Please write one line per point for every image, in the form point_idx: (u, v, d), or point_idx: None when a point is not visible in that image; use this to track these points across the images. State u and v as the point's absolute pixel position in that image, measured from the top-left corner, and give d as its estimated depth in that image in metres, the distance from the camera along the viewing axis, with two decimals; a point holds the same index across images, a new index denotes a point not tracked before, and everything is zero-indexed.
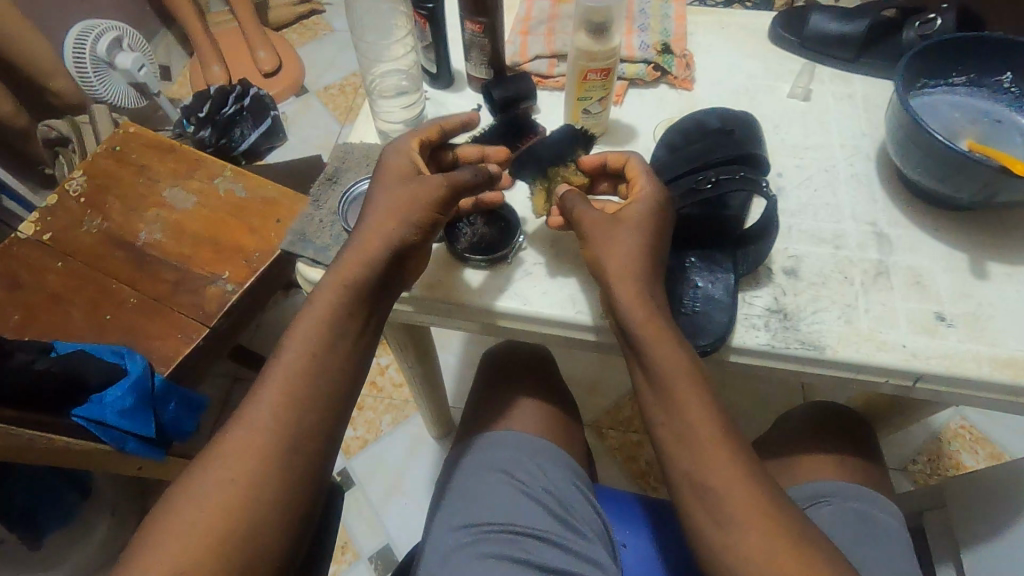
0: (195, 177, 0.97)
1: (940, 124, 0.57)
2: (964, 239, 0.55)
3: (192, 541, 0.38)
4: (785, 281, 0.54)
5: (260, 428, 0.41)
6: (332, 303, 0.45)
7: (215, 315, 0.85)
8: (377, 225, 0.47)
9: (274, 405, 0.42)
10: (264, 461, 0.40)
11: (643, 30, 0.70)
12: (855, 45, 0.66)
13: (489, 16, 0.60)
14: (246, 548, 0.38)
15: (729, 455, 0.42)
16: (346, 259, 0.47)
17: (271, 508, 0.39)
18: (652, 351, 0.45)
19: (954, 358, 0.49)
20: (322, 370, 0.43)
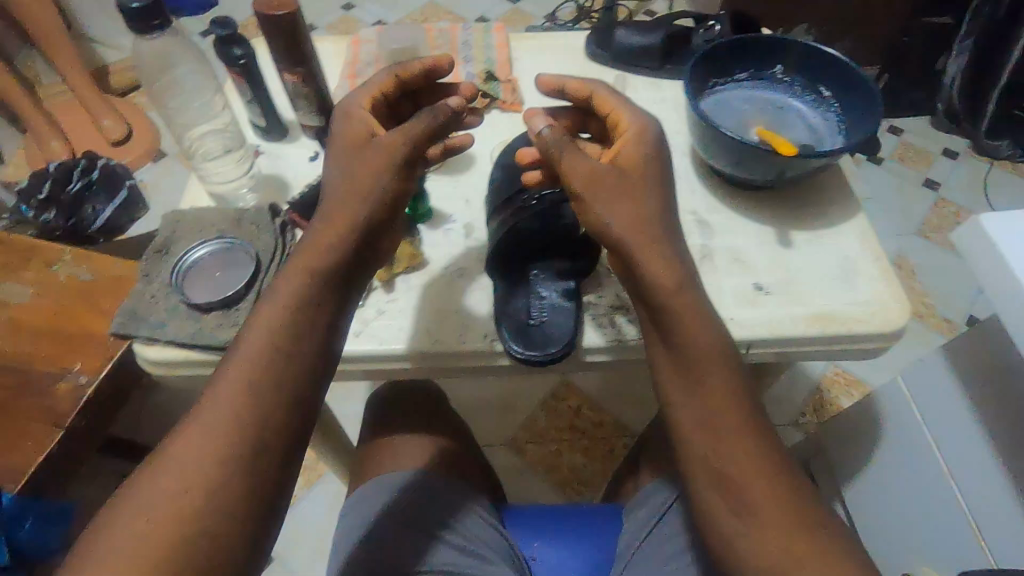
0: (30, 266, 0.89)
1: (731, 117, 0.64)
2: (770, 215, 0.61)
3: (139, 544, 0.34)
4: None
5: (218, 422, 0.37)
6: (299, 292, 0.42)
7: (70, 412, 0.77)
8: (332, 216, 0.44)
9: (235, 398, 0.38)
10: (210, 487, 0.36)
11: (468, 61, 0.74)
12: (658, 53, 0.72)
13: (306, 65, 0.60)
14: (200, 556, 0.34)
15: (739, 412, 0.42)
16: (300, 255, 0.43)
17: (228, 512, 0.36)
18: (676, 316, 0.44)
19: (774, 323, 0.54)
20: (276, 385, 0.39)
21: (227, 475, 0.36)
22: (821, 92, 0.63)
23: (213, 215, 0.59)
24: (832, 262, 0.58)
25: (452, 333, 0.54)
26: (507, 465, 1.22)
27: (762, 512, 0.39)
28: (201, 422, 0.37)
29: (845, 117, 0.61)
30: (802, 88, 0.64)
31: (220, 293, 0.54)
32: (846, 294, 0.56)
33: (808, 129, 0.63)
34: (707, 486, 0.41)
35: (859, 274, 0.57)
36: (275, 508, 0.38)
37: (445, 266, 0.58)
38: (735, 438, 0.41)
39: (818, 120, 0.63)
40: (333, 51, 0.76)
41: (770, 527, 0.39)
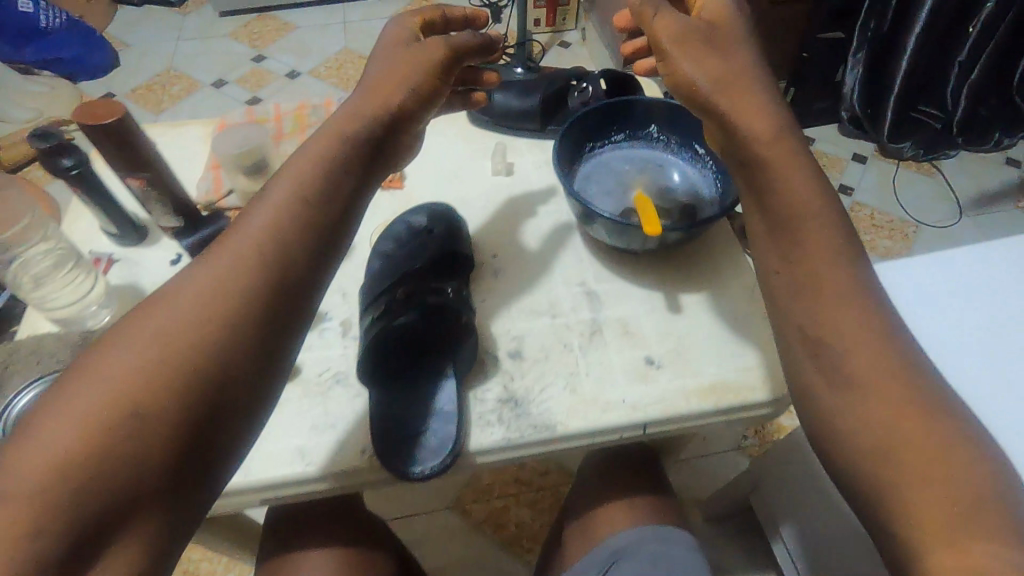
0: None
1: (611, 182, 0.62)
2: (658, 280, 0.60)
3: (116, 394, 0.30)
4: (511, 365, 0.54)
5: (225, 272, 0.35)
6: (328, 154, 0.42)
7: None
8: (305, 175, 0.41)
9: (249, 248, 0.37)
10: (119, 453, 0.29)
11: None
12: (537, 117, 0.71)
13: (150, 170, 0.56)
14: (180, 417, 0.32)
15: (841, 270, 0.41)
16: (266, 205, 0.39)
17: (218, 373, 0.33)
18: (775, 169, 0.44)
19: (666, 399, 0.52)
20: (239, 308, 0.35)
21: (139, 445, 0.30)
22: (696, 148, 0.62)
23: (53, 343, 0.53)
24: (721, 325, 0.57)
25: (328, 451, 0.50)
26: (451, 529, 1.16)
27: (871, 373, 0.37)
28: (121, 368, 0.31)
29: (720, 172, 0.60)
30: (678, 145, 0.64)
31: None
32: (738, 358, 0.54)
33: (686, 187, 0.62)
34: (809, 357, 0.40)
35: (748, 335, 0.56)
36: (260, 386, 0.35)
37: (319, 373, 0.54)
38: (843, 303, 0.40)
39: (697, 176, 0.62)
40: (199, 137, 0.72)
41: (874, 400, 0.37)
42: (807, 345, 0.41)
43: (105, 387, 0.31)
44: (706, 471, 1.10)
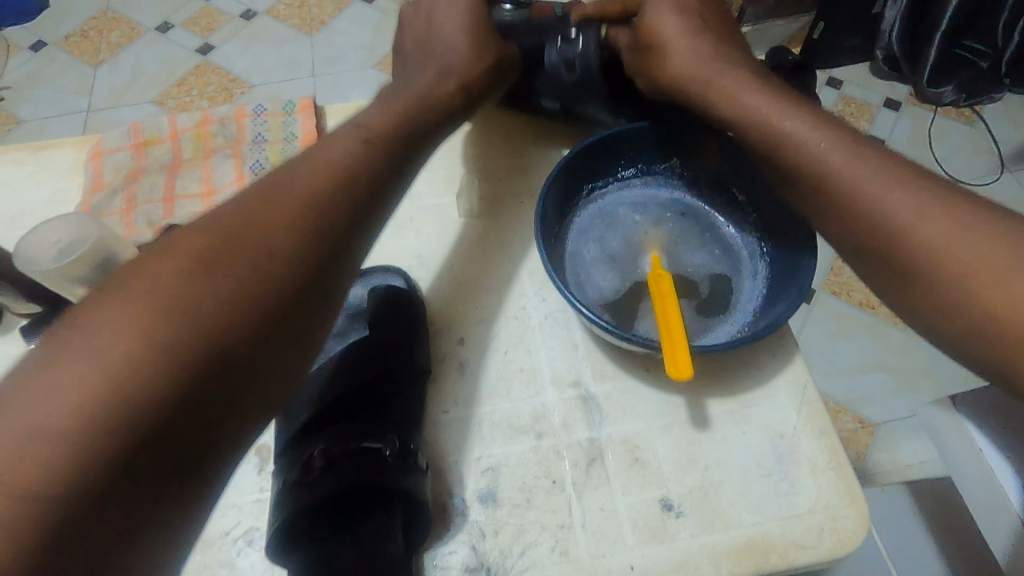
0: None
1: (614, 240, 0.46)
2: (676, 379, 0.45)
3: (134, 343, 0.27)
4: (481, 515, 0.41)
5: (250, 232, 0.33)
6: (379, 124, 0.41)
7: None
8: (332, 157, 0.38)
9: (283, 204, 0.34)
10: (102, 454, 0.25)
11: (257, 171, 0.54)
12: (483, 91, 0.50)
13: None
14: (194, 375, 0.28)
15: (890, 177, 0.35)
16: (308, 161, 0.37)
17: (234, 338, 0.30)
18: (720, 105, 0.43)
19: (689, 565, 0.39)
20: (267, 267, 0.32)
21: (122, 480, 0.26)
22: (734, 195, 0.46)
23: None
24: (761, 448, 0.43)
25: None
26: None
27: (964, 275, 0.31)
28: (86, 372, 0.26)
29: (765, 235, 0.45)
30: (708, 187, 0.47)
31: None
32: (784, 501, 0.41)
33: (717, 252, 0.46)
34: (892, 289, 0.35)
35: (798, 462, 0.42)
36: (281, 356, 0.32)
37: (225, 531, 0.40)
38: (922, 198, 0.34)
39: (733, 235, 0.46)
40: None
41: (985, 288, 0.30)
42: (893, 284, 0.35)
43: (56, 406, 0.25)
44: None
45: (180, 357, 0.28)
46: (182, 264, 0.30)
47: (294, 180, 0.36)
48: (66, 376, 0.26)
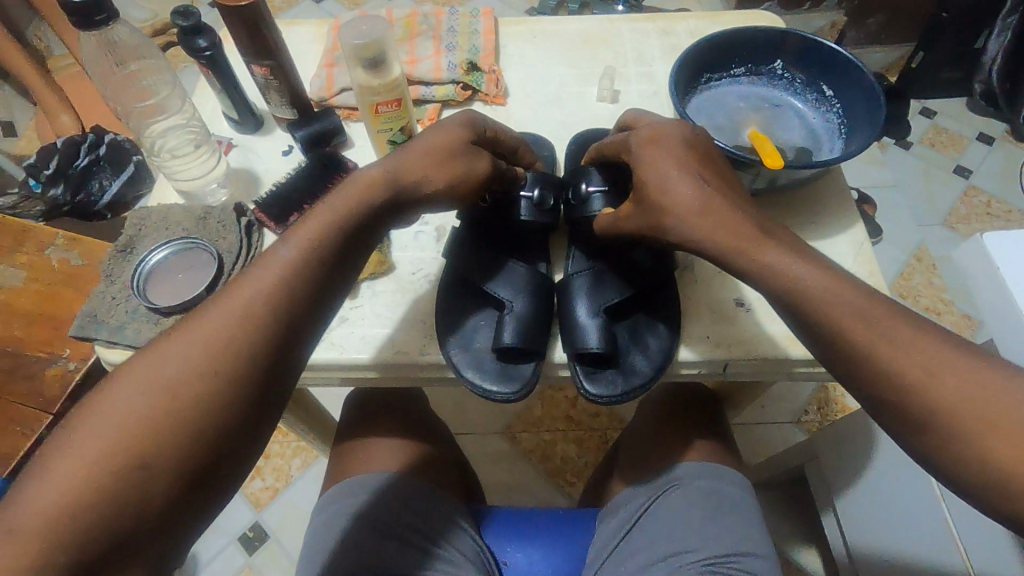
0: (22, 249, 0.89)
1: (724, 116, 0.59)
2: None
3: (165, 391, 0.36)
4: (474, 325, 0.53)
5: (251, 300, 0.39)
6: (367, 193, 0.44)
7: (58, 399, 0.80)
8: (312, 242, 0.41)
9: (276, 283, 0.39)
10: (132, 498, 0.34)
11: (451, 48, 0.69)
12: None
13: (274, 58, 0.58)
14: (202, 424, 0.36)
15: (854, 298, 0.39)
16: (302, 233, 0.41)
17: (235, 392, 0.37)
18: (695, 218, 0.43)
19: (750, 342, 0.52)
20: (256, 336, 0.38)
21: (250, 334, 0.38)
22: (823, 89, 0.58)
23: (180, 214, 0.58)
24: None
25: (415, 342, 0.53)
26: (497, 452, 1.19)
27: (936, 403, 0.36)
28: (123, 424, 0.34)
29: (847, 120, 0.57)
30: (803, 85, 0.59)
31: (182, 296, 0.53)
32: None
33: (805, 133, 0.58)
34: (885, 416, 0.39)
35: None
36: (247, 420, 0.38)
37: (412, 271, 0.57)
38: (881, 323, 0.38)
39: (818, 120, 0.59)
40: (315, 36, 0.73)
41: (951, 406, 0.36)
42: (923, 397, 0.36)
43: (102, 452, 0.34)
44: (759, 438, 1.09)
45: (233, 364, 0.37)
46: (207, 334, 0.37)
47: (383, 161, 0.46)
48: (101, 425, 0.34)
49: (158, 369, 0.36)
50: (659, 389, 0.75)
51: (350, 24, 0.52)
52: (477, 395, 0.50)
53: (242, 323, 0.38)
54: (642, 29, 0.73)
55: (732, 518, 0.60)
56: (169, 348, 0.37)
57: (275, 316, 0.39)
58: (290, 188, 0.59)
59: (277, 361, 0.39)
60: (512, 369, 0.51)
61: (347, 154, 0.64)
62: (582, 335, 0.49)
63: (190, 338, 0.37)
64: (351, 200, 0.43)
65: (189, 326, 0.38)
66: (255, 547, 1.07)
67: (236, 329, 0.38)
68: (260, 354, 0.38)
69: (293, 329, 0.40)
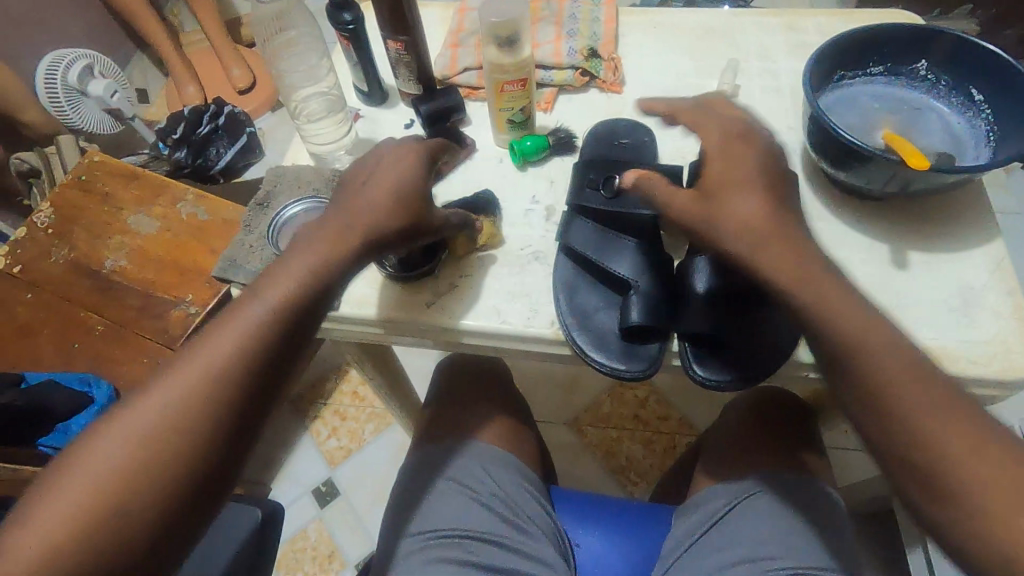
0: (158, 202, 0.99)
1: (857, 115, 0.56)
2: (887, 230, 0.55)
3: (146, 433, 0.38)
4: (591, 305, 0.54)
5: (224, 348, 0.40)
6: (332, 242, 0.44)
7: (178, 338, 0.88)
8: (287, 287, 0.42)
9: (248, 331, 0.40)
10: (116, 538, 0.36)
11: (572, 35, 0.70)
12: None
13: (409, 34, 0.61)
14: (184, 467, 0.38)
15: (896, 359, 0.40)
16: (280, 277, 0.42)
17: (213, 436, 0.39)
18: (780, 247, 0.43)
19: None
20: (229, 384, 0.40)
21: (226, 380, 0.39)
22: (971, 93, 0.55)
23: (311, 174, 0.62)
24: (953, 291, 0.51)
25: (520, 314, 0.55)
26: (563, 443, 1.20)
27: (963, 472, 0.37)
28: (109, 464, 0.37)
29: (998, 128, 0.53)
30: (948, 88, 0.56)
31: None
32: (965, 329, 0.49)
33: (948, 138, 0.55)
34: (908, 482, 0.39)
35: (983, 308, 0.50)
36: (228, 462, 0.39)
37: (521, 249, 0.58)
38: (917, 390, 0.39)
39: (963, 126, 0.55)
40: (440, 18, 0.76)
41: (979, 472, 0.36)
42: None
43: (90, 493, 0.36)
44: (840, 463, 1.04)
45: (214, 408, 0.39)
46: (183, 378, 0.39)
47: (336, 208, 0.46)
48: (92, 463, 0.37)
49: (142, 411, 0.38)
50: (749, 394, 0.73)
51: (490, 3, 0.54)
52: (605, 373, 0.51)
53: (256, 335, 0.41)
54: (767, 24, 0.71)
55: (822, 533, 0.58)
56: (154, 391, 0.39)
57: (251, 364, 0.40)
58: None
59: (251, 406, 0.41)
60: (634, 349, 0.51)
61: (465, 130, 0.66)
62: (698, 315, 0.49)
63: (171, 381, 0.39)
64: (319, 243, 0.43)
65: (171, 369, 0.40)
66: (327, 501, 1.13)
67: (207, 380, 0.39)
68: (231, 401, 0.40)
69: (262, 377, 0.41)
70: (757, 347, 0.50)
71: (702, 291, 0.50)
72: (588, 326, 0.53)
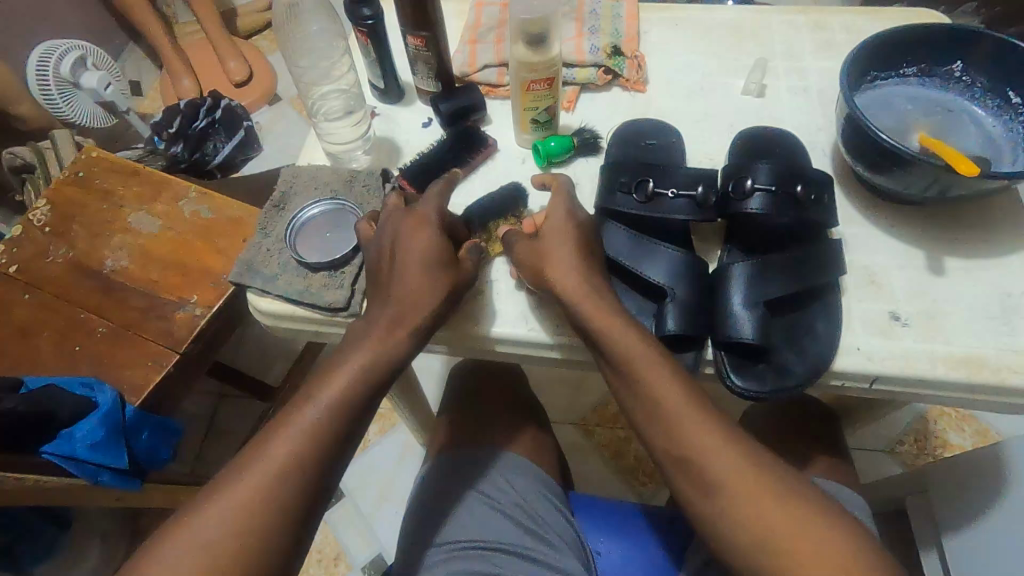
0: (160, 199, 0.96)
1: (892, 117, 0.55)
2: (922, 235, 0.54)
3: (216, 534, 0.38)
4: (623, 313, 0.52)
5: (292, 444, 0.41)
6: (387, 334, 0.46)
7: (184, 340, 0.85)
8: (348, 380, 0.44)
9: (314, 425, 0.42)
10: None
11: (594, 32, 0.68)
12: None
13: (431, 30, 0.59)
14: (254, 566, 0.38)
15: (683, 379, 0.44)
16: (342, 370, 0.44)
17: (281, 533, 0.39)
18: None
19: (909, 359, 0.48)
20: (298, 479, 0.40)
21: (296, 474, 0.40)
22: (1008, 96, 0.54)
23: (329, 175, 0.60)
24: (991, 298, 0.50)
25: (549, 321, 0.53)
26: (571, 443, 1.19)
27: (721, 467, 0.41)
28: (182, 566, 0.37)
29: None
30: (984, 91, 0.55)
31: (330, 254, 0.56)
32: (1006, 337, 0.48)
33: (984, 142, 0.54)
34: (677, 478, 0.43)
35: (1022, 316, 0.49)
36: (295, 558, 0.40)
37: None
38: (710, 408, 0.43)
39: (1000, 129, 0.54)
40: (455, 13, 0.74)
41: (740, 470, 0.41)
42: None
43: None
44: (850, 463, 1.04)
45: (283, 503, 0.40)
46: (251, 475, 0.40)
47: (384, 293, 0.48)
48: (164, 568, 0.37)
49: (212, 511, 0.39)
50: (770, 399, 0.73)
51: None
52: None
53: (321, 428, 0.42)
54: (792, 21, 0.69)
55: None
56: (220, 490, 0.40)
57: (317, 457, 0.41)
58: (433, 157, 0.61)
59: (315, 500, 0.41)
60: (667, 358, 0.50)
61: (485, 129, 0.64)
62: (734, 324, 0.48)
63: (239, 478, 0.40)
64: (376, 335, 0.46)
65: (238, 465, 0.41)
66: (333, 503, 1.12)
67: (276, 476, 0.40)
68: (299, 495, 0.40)
69: (327, 471, 0.42)
70: (793, 357, 0.49)
71: (738, 300, 0.49)
72: None
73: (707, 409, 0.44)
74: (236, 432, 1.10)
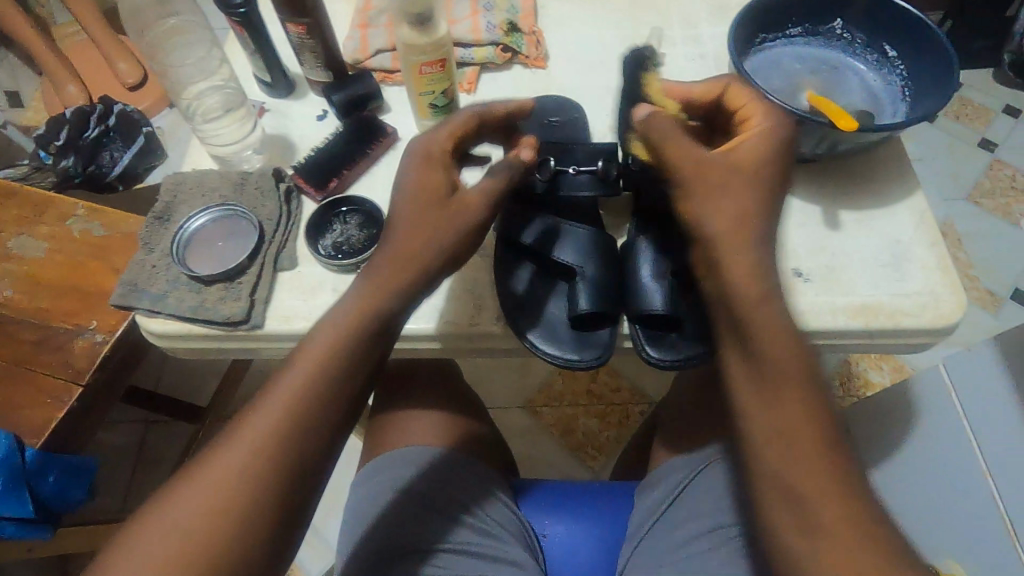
0: (43, 220, 0.87)
1: (781, 78, 0.56)
2: (817, 191, 0.55)
3: (180, 536, 0.34)
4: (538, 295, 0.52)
5: (261, 438, 0.37)
6: (362, 304, 0.41)
7: (87, 371, 0.79)
8: (321, 362, 0.39)
9: (286, 415, 0.37)
10: None
11: (489, 8, 0.66)
12: None
13: (311, 16, 0.55)
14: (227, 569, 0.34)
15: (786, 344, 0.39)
16: (313, 353, 0.39)
17: (259, 531, 0.36)
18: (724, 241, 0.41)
19: (811, 313, 0.50)
20: (272, 476, 0.36)
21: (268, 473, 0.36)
22: (885, 50, 0.56)
23: (216, 179, 0.56)
24: (882, 246, 0.52)
25: (464, 312, 0.51)
26: (520, 426, 1.19)
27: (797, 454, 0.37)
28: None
29: (911, 84, 0.54)
30: (864, 46, 0.57)
31: (225, 265, 0.52)
32: (897, 283, 0.51)
33: (867, 96, 0.56)
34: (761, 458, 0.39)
35: (911, 261, 0.52)
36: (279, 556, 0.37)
37: None
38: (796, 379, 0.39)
39: (879, 84, 0.56)
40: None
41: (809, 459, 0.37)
42: None
43: None
44: None
45: (256, 502, 0.36)
46: (217, 474, 0.36)
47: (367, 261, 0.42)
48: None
49: (172, 514, 0.35)
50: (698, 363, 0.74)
51: None
52: (557, 364, 0.49)
53: (298, 417, 0.38)
54: None
55: None
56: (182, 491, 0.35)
57: (293, 454, 0.37)
58: (329, 152, 0.57)
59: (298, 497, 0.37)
60: (584, 337, 0.50)
61: (384, 118, 0.61)
62: (645, 297, 0.48)
63: (201, 479, 0.36)
64: (351, 308, 0.41)
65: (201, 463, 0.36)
66: None
67: (246, 473, 0.36)
68: (278, 492, 0.36)
69: (309, 465, 0.38)
70: (704, 323, 0.49)
71: (647, 273, 0.49)
72: (536, 318, 0.51)
73: (815, 380, 0.39)
74: (165, 459, 1.04)
